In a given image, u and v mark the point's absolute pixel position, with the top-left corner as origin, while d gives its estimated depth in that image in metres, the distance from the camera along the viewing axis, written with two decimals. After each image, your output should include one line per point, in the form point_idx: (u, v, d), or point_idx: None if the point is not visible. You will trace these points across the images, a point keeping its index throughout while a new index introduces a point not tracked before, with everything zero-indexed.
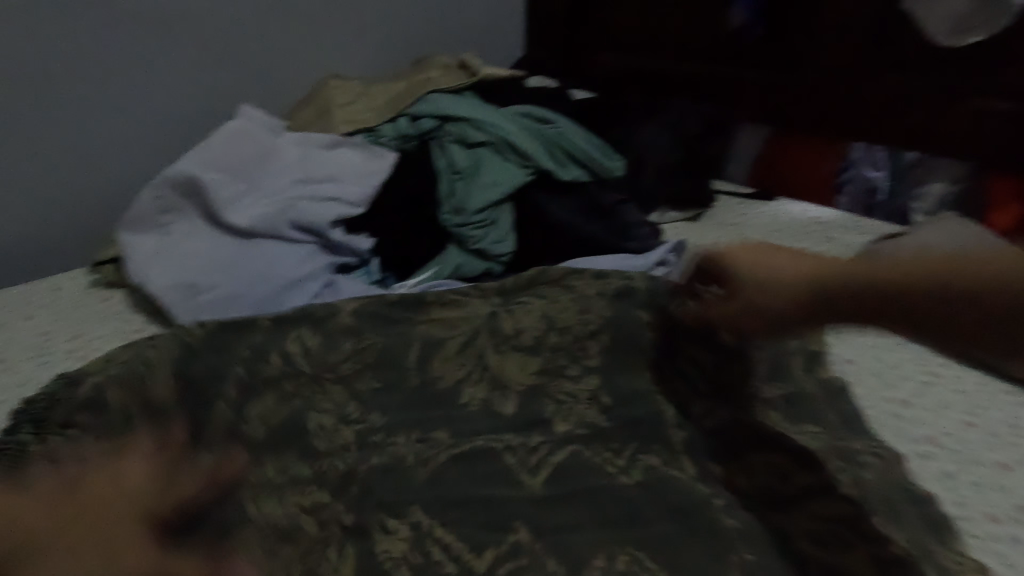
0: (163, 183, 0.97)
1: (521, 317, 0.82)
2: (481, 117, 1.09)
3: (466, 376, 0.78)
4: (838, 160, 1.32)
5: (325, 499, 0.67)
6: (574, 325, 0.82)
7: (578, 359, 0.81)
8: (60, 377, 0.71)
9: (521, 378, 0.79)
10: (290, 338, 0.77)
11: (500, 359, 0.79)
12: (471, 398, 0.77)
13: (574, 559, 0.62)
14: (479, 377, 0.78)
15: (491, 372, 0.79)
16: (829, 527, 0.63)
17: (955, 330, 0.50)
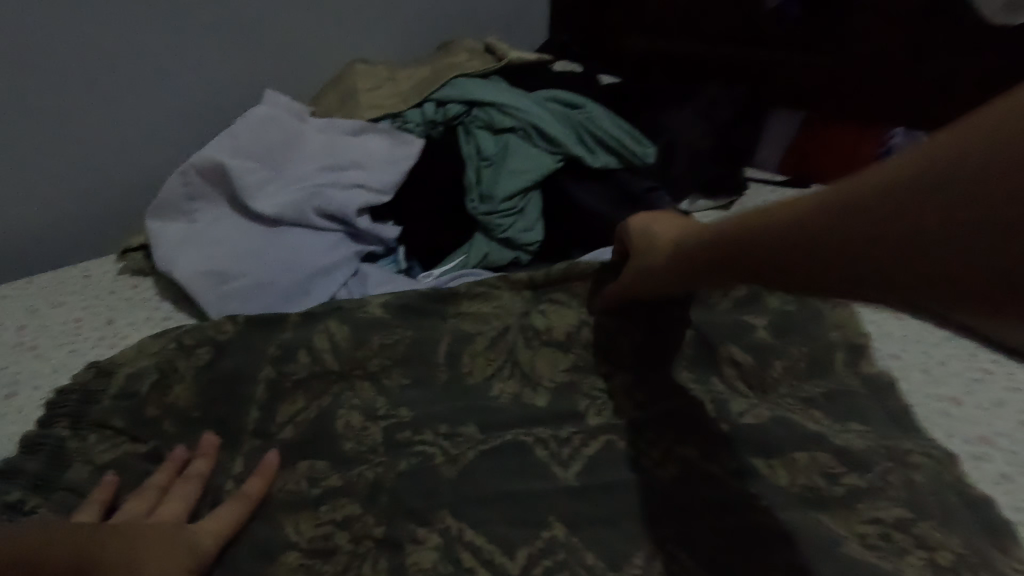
0: (189, 170, 0.96)
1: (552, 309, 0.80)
2: (509, 102, 1.06)
3: (497, 370, 0.77)
4: (877, 145, 1.28)
5: (355, 511, 0.63)
6: (607, 318, 0.79)
7: (611, 352, 0.79)
8: (91, 366, 0.71)
9: (552, 371, 0.77)
10: (317, 329, 0.76)
11: (531, 352, 0.78)
12: (501, 391, 0.75)
13: (612, 558, 0.60)
14: (509, 371, 0.77)
15: (522, 367, 0.77)
16: (879, 530, 0.61)
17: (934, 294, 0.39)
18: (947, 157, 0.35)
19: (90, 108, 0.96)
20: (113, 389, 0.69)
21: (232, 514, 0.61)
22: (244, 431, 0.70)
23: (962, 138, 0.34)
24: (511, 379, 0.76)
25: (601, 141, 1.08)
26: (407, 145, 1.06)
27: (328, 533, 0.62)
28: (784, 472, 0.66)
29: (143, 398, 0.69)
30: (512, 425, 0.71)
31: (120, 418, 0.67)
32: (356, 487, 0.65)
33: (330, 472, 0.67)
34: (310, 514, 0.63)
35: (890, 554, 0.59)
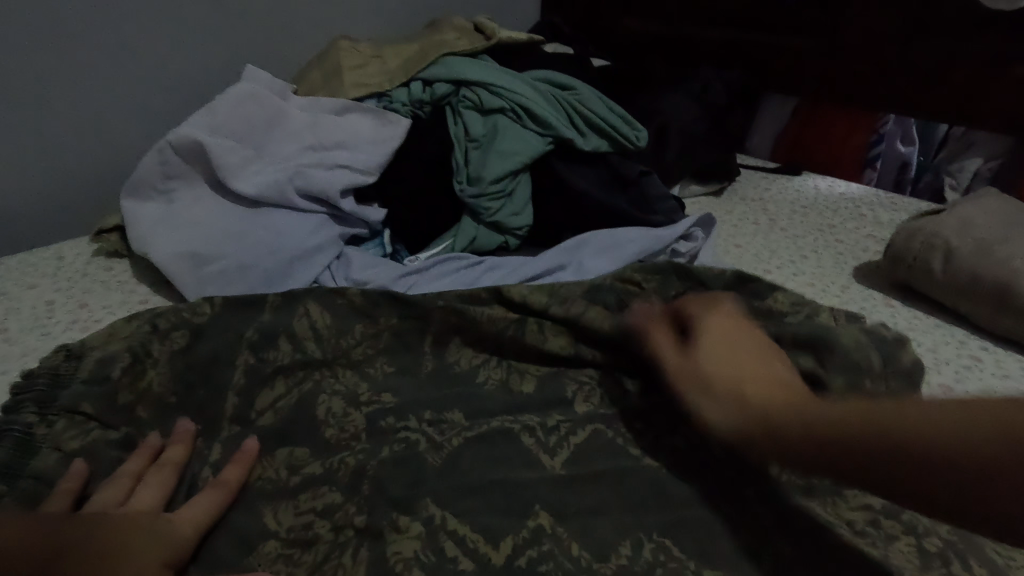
0: (167, 148, 0.92)
1: None
2: (499, 82, 1.03)
3: (483, 358, 0.75)
4: (869, 133, 1.29)
5: (338, 500, 0.61)
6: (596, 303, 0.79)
7: None
8: (62, 350, 0.68)
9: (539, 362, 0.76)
10: (299, 316, 0.74)
11: None
12: (488, 377, 0.74)
13: (598, 549, 0.58)
14: (496, 360, 0.75)
15: (509, 356, 0.75)
16: (868, 517, 0.61)
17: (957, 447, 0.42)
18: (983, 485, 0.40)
19: (60, 80, 0.92)
20: (82, 373, 0.66)
21: (211, 503, 0.59)
22: (223, 417, 0.68)
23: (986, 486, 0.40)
24: (498, 367, 0.75)
25: (592, 123, 1.05)
26: (393, 125, 1.03)
27: (308, 523, 0.60)
28: None
29: (114, 383, 0.66)
30: (500, 412, 0.70)
31: (89, 403, 0.65)
32: (338, 475, 0.63)
33: (310, 459, 0.65)
34: (289, 504, 0.61)
35: (880, 541, 0.58)
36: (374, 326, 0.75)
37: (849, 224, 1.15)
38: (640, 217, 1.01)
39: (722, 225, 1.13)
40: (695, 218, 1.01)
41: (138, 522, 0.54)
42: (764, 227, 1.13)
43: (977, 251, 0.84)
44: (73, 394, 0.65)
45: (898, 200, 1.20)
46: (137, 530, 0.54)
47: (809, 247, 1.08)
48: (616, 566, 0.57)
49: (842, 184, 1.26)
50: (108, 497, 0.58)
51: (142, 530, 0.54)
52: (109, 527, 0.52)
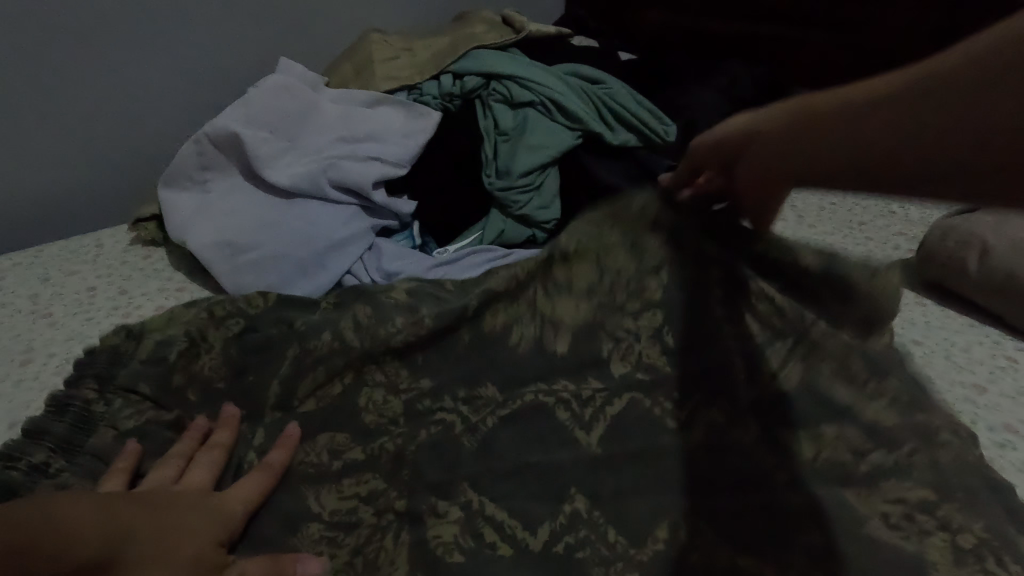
0: (204, 138, 0.95)
1: None
2: (528, 75, 1.03)
3: (519, 318, 0.76)
4: None
5: (379, 486, 0.63)
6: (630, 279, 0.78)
7: (637, 305, 0.76)
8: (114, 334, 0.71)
9: (575, 312, 0.76)
10: (342, 317, 0.74)
11: (554, 301, 0.76)
12: (521, 337, 0.75)
13: (632, 538, 0.59)
14: (531, 321, 0.75)
15: (544, 316, 0.75)
16: (903, 508, 0.61)
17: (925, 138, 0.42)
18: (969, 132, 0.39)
19: (104, 72, 0.94)
20: (140, 354, 0.69)
21: (257, 486, 0.61)
22: (267, 402, 0.70)
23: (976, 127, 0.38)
24: (532, 323, 0.75)
25: (620, 117, 1.05)
26: (423, 118, 1.04)
27: (351, 507, 0.61)
28: (807, 454, 0.66)
29: (168, 366, 0.68)
30: (534, 383, 0.71)
31: (140, 385, 0.67)
32: (379, 461, 0.65)
33: (351, 444, 0.67)
34: (332, 487, 0.63)
35: (916, 534, 0.59)
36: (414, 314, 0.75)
37: (879, 219, 1.14)
38: None
39: None
40: None
41: (188, 501, 0.56)
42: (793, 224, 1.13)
43: (1015, 250, 0.82)
44: (126, 378, 0.67)
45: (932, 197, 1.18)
46: (188, 508, 0.55)
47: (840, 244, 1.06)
48: (651, 552, 0.58)
49: None
50: (161, 477, 0.60)
51: (192, 511, 0.55)
52: (159, 504, 0.54)
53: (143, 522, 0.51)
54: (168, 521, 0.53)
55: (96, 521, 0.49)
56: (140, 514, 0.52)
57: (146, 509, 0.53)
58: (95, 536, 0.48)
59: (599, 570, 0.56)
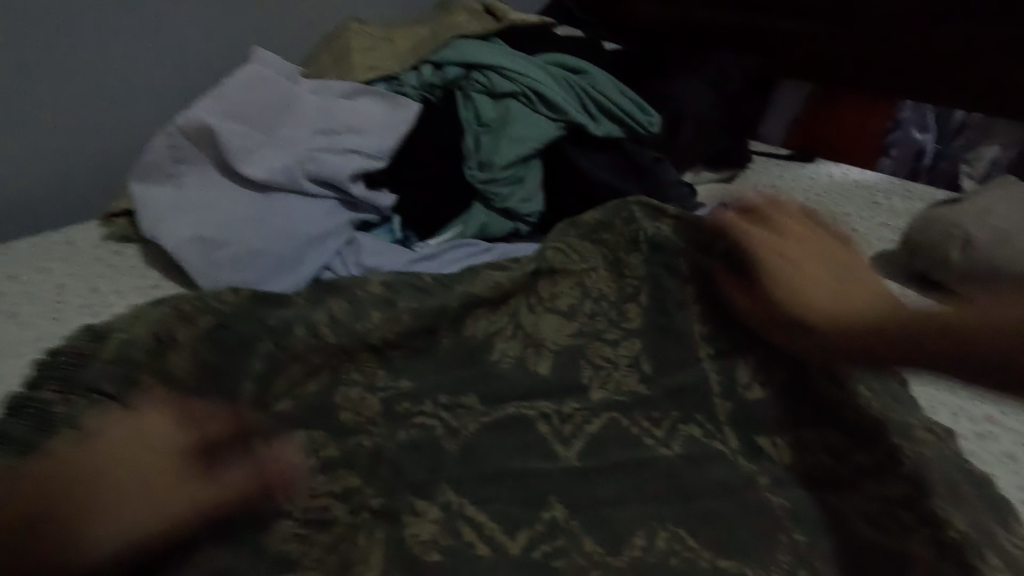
0: (176, 131, 0.93)
1: (558, 283, 0.79)
2: (510, 65, 1.02)
3: (500, 331, 0.76)
4: (886, 120, 1.29)
5: (355, 484, 0.62)
6: (611, 293, 0.79)
7: (617, 323, 0.77)
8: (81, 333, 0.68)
9: (556, 334, 0.75)
10: (319, 307, 0.73)
11: (535, 318, 0.77)
12: (503, 354, 0.74)
13: (615, 537, 0.58)
14: (513, 333, 0.75)
15: (525, 331, 0.76)
16: (886, 501, 0.61)
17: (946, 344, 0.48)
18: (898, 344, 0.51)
19: (72, 61, 0.91)
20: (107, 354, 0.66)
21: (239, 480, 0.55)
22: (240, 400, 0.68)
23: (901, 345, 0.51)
24: (515, 341, 0.75)
25: (604, 109, 1.04)
26: (403, 108, 1.01)
27: (326, 506, 0.60)
28: None
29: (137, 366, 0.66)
30: (517, 399, 0.70)
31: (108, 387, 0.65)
32: (356, 458, 0.63)
33: (328, 442, 0.65)
34: (307, 486, 0.61)
35: (899, 526, 0.59)
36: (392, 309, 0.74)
37: (864, 211, 1.14)
38: None
39: None
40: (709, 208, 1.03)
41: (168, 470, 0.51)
42: None
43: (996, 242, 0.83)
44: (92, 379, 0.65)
45: (914, 188, 1.19)
46: (170, 481, 0.51)
47: None
48: (631, 558, 0.56)
49: (857, 171, 1.24)
50: (147, 428, 0.53)
51: (171, 486, 0.51)
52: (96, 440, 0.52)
53: (119, 494, 0.48)
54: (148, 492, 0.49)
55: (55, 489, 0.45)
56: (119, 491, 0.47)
57: (128, 483, 0.48)
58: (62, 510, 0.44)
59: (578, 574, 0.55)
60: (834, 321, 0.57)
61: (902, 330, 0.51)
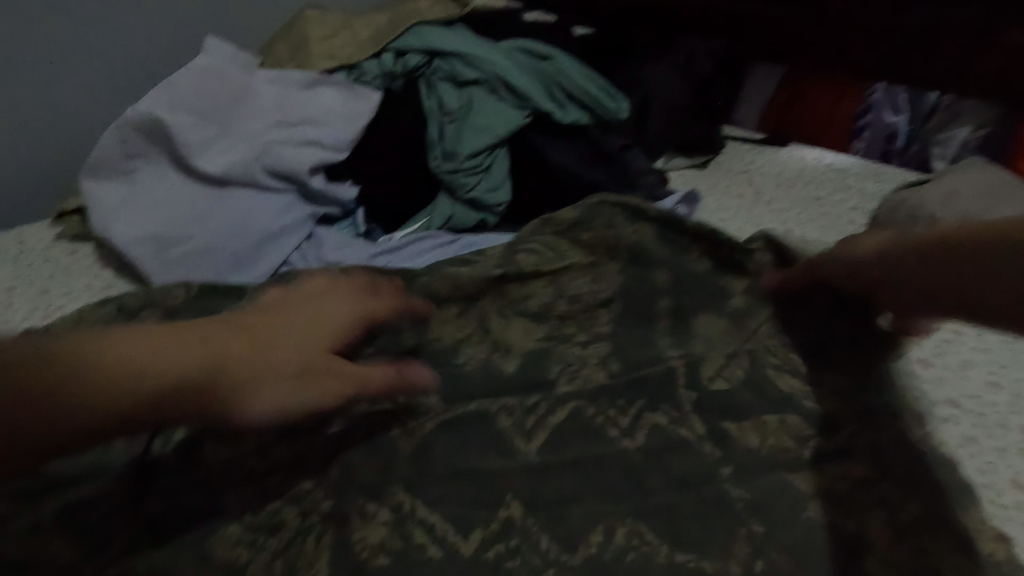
0: (126, 125, 0.89)
1: (527, 282, 0.78)
2: (473, 52, 0.99)
3: (467, 337, 0.74)
4: (857, 102, 1.24)
5: (307, 487, 0.60)
6: (584, 294, 0.76)
7: (585, 327, 0.75)
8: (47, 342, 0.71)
9: (525, 339, 0.74)
10: None
11: (504, 322, 0.75)
12: (470, 357, 0.72)
13: (567, 540, 0.57)
14: (479, 339, 0.74)
15: (492, 335, 0.74)
16: (845, 485, 0.60)
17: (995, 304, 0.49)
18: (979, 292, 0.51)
19: (14, 55, 0.88)
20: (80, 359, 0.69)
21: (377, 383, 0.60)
22: None
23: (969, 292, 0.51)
24: (483, 343, 0.73)
25: (571, 95, 1.01)
26: (364, 98, 0.99)
27: (274, 509, 0.58)
28: (753, 435, 0.65)
29: None
30: (479, 394, 0.68)
31: None
32: (309, 459, 0.62)
33: (279, 441, 0.62)
34: (256, 489, 0.60)
35: (855, 512, 0.59)
36: (353, 313, 0.75)
37: (836, 194, 1.14)
38: (622, 190, 0.99)
39: (706, 199, 1.12)
40: (680, 195, 1.00)
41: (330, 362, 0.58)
42: (749, 200, 1.12)
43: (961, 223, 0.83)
44: None
45: (885, 170, 1.19)
46: (323, 366, 0.57)
47: (793, 221, 1.07)
48: (583, 557, 0.56)
49: (828, 155, 1.24)
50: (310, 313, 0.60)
51: (322, 372, 0.57)
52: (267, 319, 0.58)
53: (267, 365, 0.54)
54: (304, 362, 0.56)
55: (218, 354, 0.52)
56: (253, 349, 0.54)
57: (285, 359, 0.55)
58: (204, 365, 0.51)
59: None
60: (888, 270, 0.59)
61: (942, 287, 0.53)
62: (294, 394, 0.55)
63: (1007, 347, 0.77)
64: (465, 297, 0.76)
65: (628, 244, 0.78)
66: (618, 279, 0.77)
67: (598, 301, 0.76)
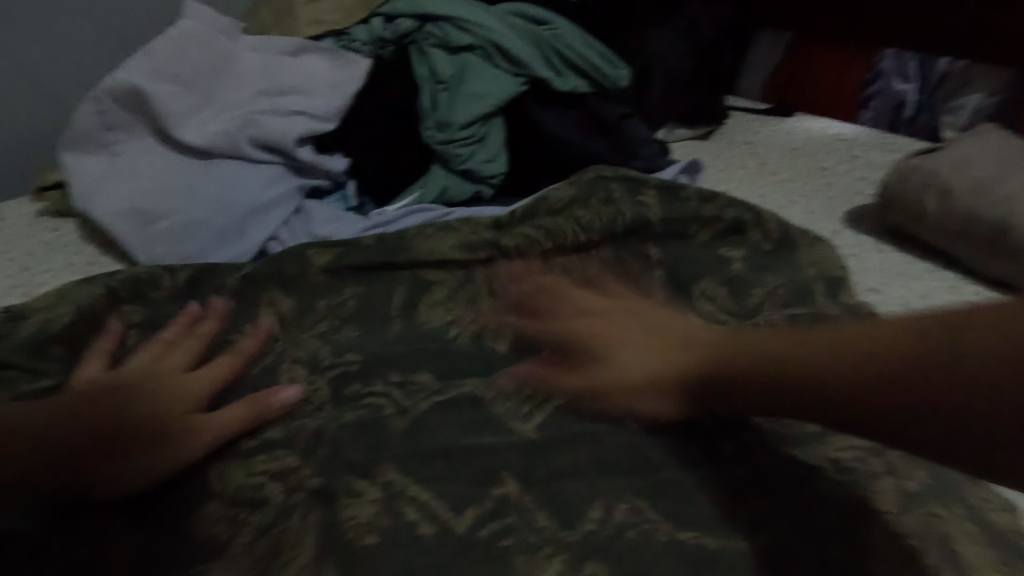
0: (105, 95, 0.86)
1: (519, 263, 0.76)
2: (466, 16, 0.95)
3: (458, 319, 0.72)
4: (865, 70, 1.21)
5: (293, 463, 0.58)
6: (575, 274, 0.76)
7: None
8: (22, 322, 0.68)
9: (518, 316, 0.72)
10: (263, 304, 0.73)
11: (495, 306, 0.73)
12: (461, 332, 0.71)
13: (564, 519, 0.54)
14: (471, 322, 0.72)
15: (484, 321, 0.72)
16: (852, 457, 0.59)
17: (850, 418, 0.46)
18: (837, 370, 0.47)
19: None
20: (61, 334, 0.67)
21: (232, 425, 0.59)
22: None
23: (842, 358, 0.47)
24: (472, 324, 0.71)
25: (569, 61, 0.97)
26: (352, 66, 0.95)
27: (259, 484, 0.57)
28: (757, 413, 0.63)
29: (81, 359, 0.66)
30: (473, 374, 0.66)
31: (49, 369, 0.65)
32: (297, 438, 0.60)
33: (270, 422, 0.61)
34: (240, 463, 0.58)
35: (865, 484, 0.56)
36: (340, 299, 0.73)
37: (841, 164, 1.10)
38: (622, 162, 0.95)
39: (708, 171, 1.08)
40: (682, 163, 0.96)
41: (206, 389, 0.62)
42: (752, 171, 1.08)
43: (972, 190, 0.80)
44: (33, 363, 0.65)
45: (894, 140, 1.15)
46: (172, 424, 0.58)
47: (798, 193, 1.03)
48: (582, 534, 0.53)
49: (835, 125, 1.20)
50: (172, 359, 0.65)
51: (174, 433, 0.57)
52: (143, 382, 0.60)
53: (124, 445, 0.55)
54: (153, 422, 0.57)
55: (91, 422, 0.55)
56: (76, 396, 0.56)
57: (141, 419, 0.57)
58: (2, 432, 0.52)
59: (525, 557, 0.52)
60: (666, 373, 0.58)
61: (794, 358, 0.50)
62: (142, 460, 0.55)
63: None
64: (458, 280, 0.75)
65: (626, 222, 0.77)
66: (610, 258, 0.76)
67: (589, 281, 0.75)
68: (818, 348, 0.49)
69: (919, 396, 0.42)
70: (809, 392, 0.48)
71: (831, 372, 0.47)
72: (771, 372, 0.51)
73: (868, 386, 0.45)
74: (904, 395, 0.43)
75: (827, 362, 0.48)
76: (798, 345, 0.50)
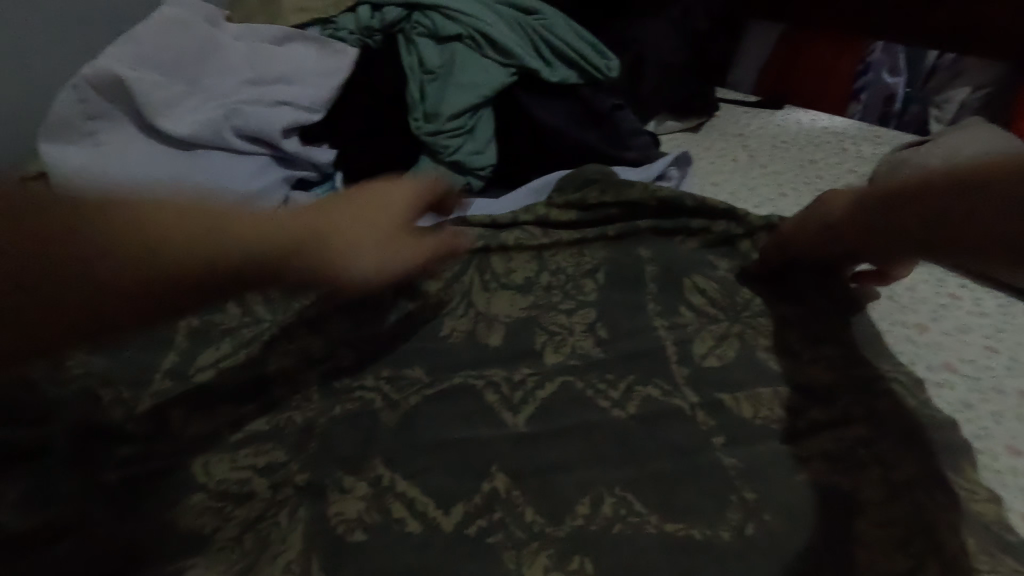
0: (85, 83, 0.83)
1: (514, 256, 0.77)
2: (455, 5, 0.93)
3: (450, 310, 0.71)
4: (856, 61, 1.21)
5: (280, 458, 0.57)
6: (568, 266, 0.76)
7: (572, 294, 0.73)
8: None
9: (509, 308, 0.72)
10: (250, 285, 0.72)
11: (487, 296, 0.73)
12: (452, 330, 0.70)
13: (552, 514, 0.54)
14: (462, 312, 0.71)
15: (476, 310, 0.71)
16: (840, 447, 0.59)
17: (947, 235, 0.48)
18: (936, 181, 0.50)
19: None
20: None
21: (436, 245, 0.66)
22: (157, 372, 0.64)
23: (935, 180, 0.50)
24: (464, 317, 0.71)
25: (559, 52, 0.96)
26: (339, 55, 0.94)
27: (244, 478, 0.56)
28: (747, 404, 0.63)
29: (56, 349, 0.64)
30: (465, 366, 0.66)
31: None
32: (285, 432, 0.59)
33: (256, 416, 0.61)
34: (225, 456, 0.57)
35: (851, 474, 0.57)
36: None
37: (832, 156, 1.10)
38: (614, 153, 0.94)
39: (699, 162, 1.08)
40: (671, 157, 0.95)
41: (402, 247, 0.61)
42: (742, 163, 1.08)
43: None
44: None
45: (881, 132, 1.16)
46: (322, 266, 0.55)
47: (788, 184, 1.03)
48: (570, 528, 0.53)
49: (825, 117, 1.20)
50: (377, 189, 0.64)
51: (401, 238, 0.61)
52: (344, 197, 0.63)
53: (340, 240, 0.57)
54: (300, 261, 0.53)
55: (281, 238, 0.52)
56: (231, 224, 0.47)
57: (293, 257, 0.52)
58: (106, 241, 0.42)
59: (512, 553, 0.52)
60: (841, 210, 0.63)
61: (904, 192, 0.53)
62: (388, 256, 0.59)
63: (1003, 313, 0.76)
64: (450, 274, 0.74)
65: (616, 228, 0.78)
66: (602, 253, 0.77)
67: (583, 272, 0.75)
68: (937, 178, 0.50)
69: (983, 182, 0.46)
70: (909, 219, 0.52)
71: (935, 200, 0.49)
72: (906, 195, 0.53)
73: (940, 208, 0.49)
74: (959, 199, 0.47)
75: (922, 185, 0.52)
76: (923, 177, 0.52)
